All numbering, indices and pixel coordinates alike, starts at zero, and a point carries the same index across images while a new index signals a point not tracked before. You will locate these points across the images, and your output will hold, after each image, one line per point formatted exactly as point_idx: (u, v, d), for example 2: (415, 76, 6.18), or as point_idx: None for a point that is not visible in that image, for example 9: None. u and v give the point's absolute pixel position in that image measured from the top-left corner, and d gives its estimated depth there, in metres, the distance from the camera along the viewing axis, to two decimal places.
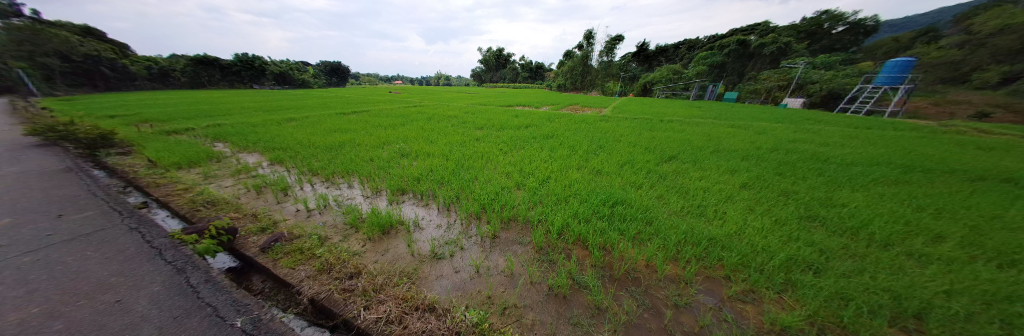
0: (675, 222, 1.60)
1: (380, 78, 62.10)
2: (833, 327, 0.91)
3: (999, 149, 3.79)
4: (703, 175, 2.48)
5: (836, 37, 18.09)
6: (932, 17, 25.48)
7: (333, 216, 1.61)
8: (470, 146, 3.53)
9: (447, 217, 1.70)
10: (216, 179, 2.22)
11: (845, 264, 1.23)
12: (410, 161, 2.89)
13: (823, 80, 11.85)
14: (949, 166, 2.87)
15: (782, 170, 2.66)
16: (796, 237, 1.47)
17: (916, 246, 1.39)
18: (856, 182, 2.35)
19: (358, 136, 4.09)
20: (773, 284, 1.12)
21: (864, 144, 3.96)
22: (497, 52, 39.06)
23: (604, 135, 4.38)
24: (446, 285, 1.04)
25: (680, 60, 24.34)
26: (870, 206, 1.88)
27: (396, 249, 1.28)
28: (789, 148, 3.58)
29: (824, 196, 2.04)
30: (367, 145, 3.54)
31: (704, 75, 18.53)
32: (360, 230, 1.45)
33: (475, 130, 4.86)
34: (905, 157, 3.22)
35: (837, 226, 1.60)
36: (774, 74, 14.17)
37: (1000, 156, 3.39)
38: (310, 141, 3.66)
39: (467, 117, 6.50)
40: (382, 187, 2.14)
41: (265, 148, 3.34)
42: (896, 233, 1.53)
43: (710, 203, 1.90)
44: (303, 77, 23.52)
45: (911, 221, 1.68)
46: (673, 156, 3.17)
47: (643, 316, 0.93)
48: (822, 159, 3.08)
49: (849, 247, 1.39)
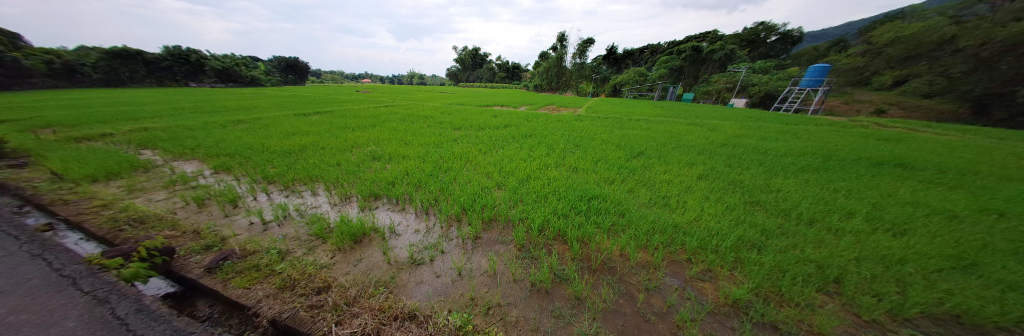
0: (645, 213, 1.73)
1: (346, 77, 57.70)
2: (773, 295, 1.07)
3: (892, 140, 4.66)
4: (668, 170, 2.70)
5: (770, 45, 20.88)
6: (842, 31, 30.51)
7: (296, 227, 1.47)
8: (447, 148, 3.43)
9: (425, 221, 1.65)
10: (145, 193, 1.91)
11: (782, 242, 1.43)
12: (383, 164, 2.74)
13: (762, 83, 13.62)
14: (857, 155, 3.46)
15: (732, 162, 3.00)
16: (743, 220, 1.68)
17: (834, 222, 1.67)
18: (788, 170, 2.75)
19: (322, 139, 3.77)
20: (726, 262, 1.27)
21: (794, 138, 4.62)
22: (474, 51, 38.81)
23: (579, 134, 4.57)
24: (428, 290, 1.01)
25: (644, 63, 26.24)
26: (799, 190, 2.21)
27: (371, 257, 1.22)
28: (736, 143, 4.05)
29: (763, 184, 2.35)
30: (332, 148, 3.26)
31: (665, 77, 20.18)
32: (328, 238, 1.35)
33: (452, 130, 4.75)
34: (826, 148, 3.81)
35: (774, 209, 1.86)
36: (722, 78, 15.85)
37: (892, 145, 4.15)
38: (264, 145, 3.30)
39: (444, 117, 6.33)
40: (354, 192, 2.02)
41: (207, 154, 2.94)
42: (818, 212, 1.82)
43: (673, 193, 2.09)
44: (253, 74, 21.10)
45: (828, 201, 2.01)
46: (642, 152, 3.41)
47: (619, 302, 1.00)
48: (762, 152, 3.54)
49: (783, 226, 1.63)
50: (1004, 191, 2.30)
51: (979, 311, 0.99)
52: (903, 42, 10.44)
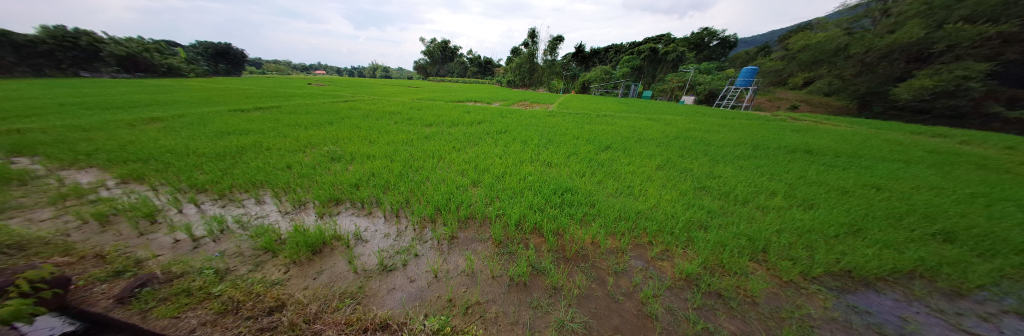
0: (612, 202, 1.86)
1: (295, 68, 50.95)
2: (717, 267, 1.24)
3: (803, 131, 5.63)
4: (631, 161, 2.92)
5: (712, 49, 23.68)
6: (767, 38, 35.83)
7: (237, 242, 1.28)
8: (418, 146, 3.26)
9: (395, 224, 1.55)
10: (15, 211, 1.47)
11: (724, 220, 1.66)
12: (345, 165, 2.50)
13: (706, 82, 15.40)
14: (780, 144, 4.10)
15: (685, 153, 3.36)
16: (693, 203, 1.91)
17: (761, 201, 1.98)
18: (729, 158, 3.17)
19: (268, 139, 3.30)
20: (680, 242, 1.44)
21: (732, 130, 5.33)
22: (443, 44, 37.17)
23: (551, 129, 4.70)
24: (402, 297, 0.96)
25: (609, 61, 27.77)
26: (736, 175, 2.56)
27: (334, 267, 1.11)
28: (687, 135, 4.54)
29: (709, 171, 2.68)
30: (282, 149, 2.88)
31: (628, 76, 21.66)
32: (279, 251, 1.20)
33: (423, 127, 4.52)
34: (757, 139, 4.46)
35: (717, 193, 2.13)
36: (675, 77, 17.56)
37: (803, 135, 5.02)
38: (192, 148, 2.78)
39: (413, 113, 5.98)
40: (311, 197, 1.82)
41: (111, 159, 2.39)
42: (751, 193, 2.14)
43: (636, 183, 2.28)
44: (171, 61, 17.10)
45: (758, 183, 2.37)
46: (609, 146, 3.64)
47: (591, 287, 1.07)
48: (708, 143, 4.03)
49: (724, 207, 1.88)
50: (877, 169, 2.94)
51: (862, 265, 1.26)
52: (810, 49, 12.06)
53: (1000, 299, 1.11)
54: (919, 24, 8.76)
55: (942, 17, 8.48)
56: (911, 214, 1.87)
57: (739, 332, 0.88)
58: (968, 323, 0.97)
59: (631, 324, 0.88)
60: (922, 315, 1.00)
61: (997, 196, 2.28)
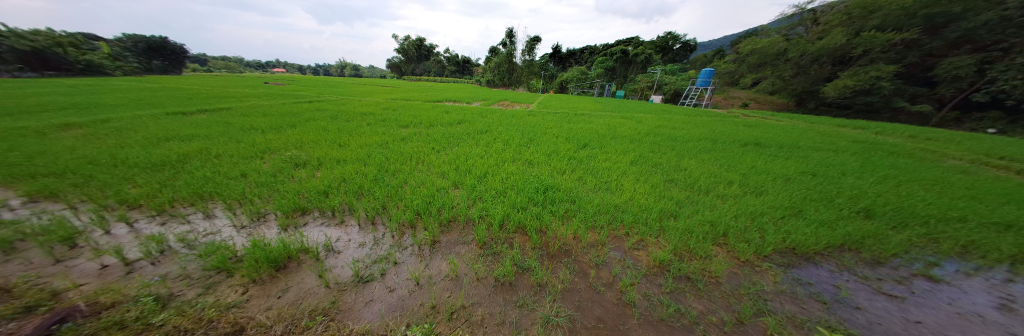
0: (591, 197, 1.93)
1: (247, 65, 45.81)
2: (685, 253, 1.34)
3: (754, 126, 6.28)
4: (608, 158, 3.05)
5: (676, 52, 25.61)
6: (721, 43, 39.66)
7: (182, 263, 1.11)
8: (394, 148, 3.11)
9: (371, 232, 1.47)
10: None
11: (690, 209, 1.80)
12: (311, 171, 2.32)
13: (672, 83, 16.57)
14: (738, 138, 4.53)
15: (655, 148, 3.59)
16: (663, 194, 2.05)
17: (722, 190, 2.18)
18: (692, 152, 3.45)
19: (219, 145, 2.95)
20: (652, 231, 1.54)
21: (696, 127, 5.78)
22: (418, 42, 35.91)
23: (532, 128, 4.77)
24: (381, 308, 0.91)
25: (585, 62, 28.79)
26: (700, 168, 2.79)
27: (302, 284, 1.02)
28: (657, 132, 4.84)
29: (677, 164, 2.89)
30: (235, 156, 2.58)
31: (602, 76, 22.58)
32: (236, 270, 1.07)
33: (398, 128, 4.33)
34: (718, 134, 4.87)
35: (685, 184, 2.31)
36: (645, 77, 18.69)
37: (755, 130, 5.60)
38: (121, 157, 2.40)
39: (388, 114, 5.70)
40: (272, 207, 1.66)
41: (8, 173, 1.97)
42: (713, 183, 2.35)
43: (613, 178, 2.38)
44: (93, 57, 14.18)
45: (719, 174, 2.61)
46: (587, 144, 3.76)
47: (575, 281, 1.10)
48: (676, 138, 4.33)
49: (691, 196, 2.05)
50: (814, 158, 3.38)
51: (803, 242, 1.45)
52: (756, 53, 13.33)
53: (907, 264, 1.33)
54: (844, 31, 10.33)
55: (860, 26, 10.22)
56: (839, 195, 2.17)
57: (705, 311, 0.97)
58: (886, 286, 1.16)
59: (612, 313, 0.92)
60: (851, 282, 1.18)
61: (903, 177, 2.74)
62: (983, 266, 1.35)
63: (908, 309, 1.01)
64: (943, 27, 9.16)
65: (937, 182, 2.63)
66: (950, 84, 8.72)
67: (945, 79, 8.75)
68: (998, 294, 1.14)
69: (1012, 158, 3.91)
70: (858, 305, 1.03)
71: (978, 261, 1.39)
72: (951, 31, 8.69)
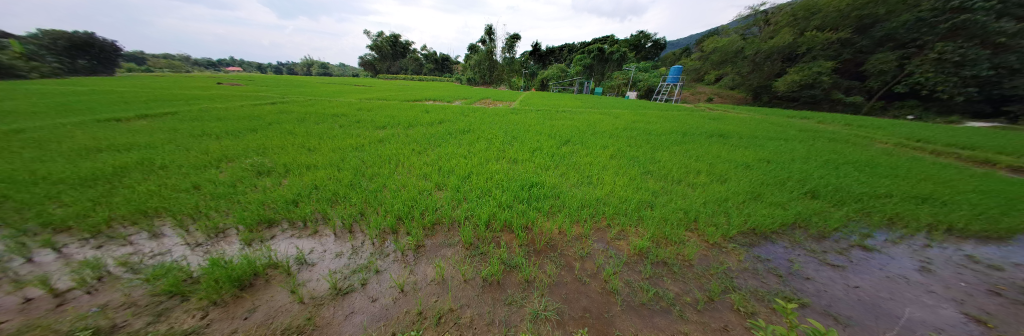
0: (575, 192, 1.99)
1: (196, 64, 40.96)
2: (662, 240, 1.43)
3: (719, 119, 6.80)
4: (589, 153, 3.14)
5: (647, 50, 27.01)
6: (686, 42, 42.55)
7: (125, 290, 0.98)
8: (371, 150, 2.98)
9: (349, 241, 1.39)
10: None
11: (665, 198, 1.92)
12: (278, 179, 2.15)
13: (646, 80, 17.44)
14: (706, 131, 4.85)
15: (632, 142, 3.76)
16: (640, 186, 2.16)
17: (693, 180, 2.34)
18: (665, 145, 3.66)
19: (164, 154, 2.64)
20: (632, 221, 1.61)
21: (669, 121, 6.11)
22: (393, 39, 34.44)
23: (515, 126, 4.78)
24: (364, 319, 0.87)
25: (564, 60, 29.41)
26: (673, 159, 2.97)
27: (272, 301, 0.94)
28: (634, 127, 5.07)
29: (653, 157, 3.04)
30: (185, 166, 2.32)
31: (581, 73, 23.19)
32: (193, 293, 0.96)
33: (375, 130, 4.13)
34: (688, 127, 5.20)
35: (661, 176, 2.44)
36: (620, 74, 19.52)
37: (720, 122, 6.05)
38: (39, 172, 2.06)
39: (362, 115, 5.42)
40: (233, 221, 1.51)
41: None
42: (685, 174, 2.50)
43: (594, 173, 2.46)
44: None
45: (690, 165, 2.78)
46: (569, 140, 3.85)
47: (562, 275, 1.12)
48: (651, 133, 4.55)
49: (667, 187, 2.17)
50: (769, 146, 3.74)
51: (762, 223, 1.60)
52: (718, 51, 14.27)
53: (846, 236, 1.53)
54: (791, 31, 11.62)
55: (804, 26, 11.51)
56: (791, 179, 2.43)
57: (681, 292, 1.04)
58: (830, 257, 1.32)
59: (598, 302, 0.96)
60: (801, 256, 1.33)
61: (842, 160, 3.12)
62: (904, 234, 1.59)
63: (848, 276, 1.17)
64: (870, 27, 10.54)
65: (869, 163, 3.04)
66: (878, 77, 10.01)
67: (873, 73, 10.06)
68: (916, 257, 1.34)
69: (926, 140, 4.57)
70: (807, 276, 1.15)
71: (902, 230, 1.63)
72: (877, 31, 10.09)
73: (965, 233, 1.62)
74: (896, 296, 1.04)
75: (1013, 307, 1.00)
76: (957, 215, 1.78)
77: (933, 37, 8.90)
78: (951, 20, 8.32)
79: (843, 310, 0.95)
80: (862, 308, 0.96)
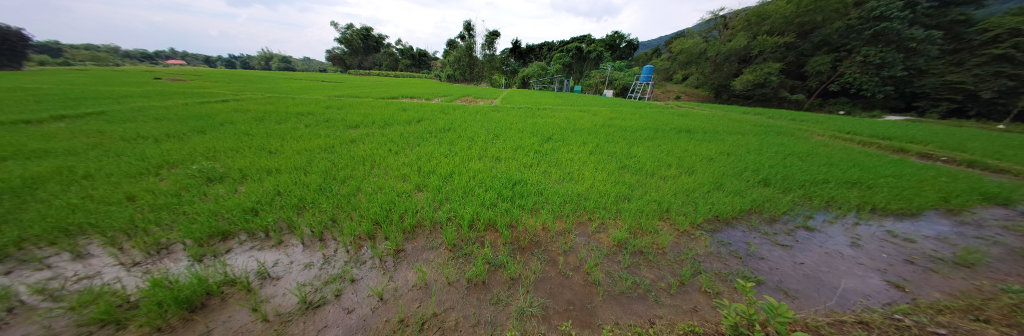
0: (557, 188, 2.03)
1: (127, 56, 35.51)
2: (636, 230, 1.51)
3: (686, 116, 7.28)
4: (569, 150, 3.22)
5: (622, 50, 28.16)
6: (655, 44, 45.03)
7: (42, 322, 0.82)
8: (343, 151, 2.80)
9: (320, 250, 1.29)
10: None
11: (640, 191, 2.02)
12: (234, 185, 1.94)
13: (621, 78, 18.19)
14: (676, 127, 5.16)
15: (609, 139, 3.90)
16: (617, 180, 2.25)
17: (665, 173, 2.47)
18: (639, 141, 3.85)
19: (87, 161, 2.26)
20: (610, 214, 1.68)
21: (642, 117, 6.41)
22: (365, 32, 32.50)
23: (496, 124, 4.76)
24: (339, 332, 0.82)
25: (543, 58, 29.75)
26: (647, 154, 3.12)
27: (230, 322, 0.85)
28: (611, 124, 5.25)
29: (629, 152, 3.18)
30: (116, 175, 2.01)
31: (560, 72, 23.58)
32: (131, 320, 0.83)
33: (347, 130, 3.87)
34: (660, 124, 5.49)
35: (637, 170, 2.54)
36: (598, 73, 20.15)
37: (687, 119, 6.45)
38: None
39: (331, 114, 5.06)
40: (178, 235, 1.34)
41: None
42: (658, 168, 2.64)
43: (574, 168, 2.53)
44: None
45: (663, 159, 2.94)
46: (550, 137, 3.91)
47: (546, 271, 1.14)
48: (628, 129, 4.74)
49: (642, 180, 2.28)
50: (730, 140, 4.08)
51: (724, 210, 1.74)
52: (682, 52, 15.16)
53: (793, 219, 1.73)
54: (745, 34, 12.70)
55: (756, 30, 12.70)
56: (749, 169, 2.67)
57: (657, 279, 1.10)
58: (780, 238, 1.48)
59: (581, 294, 0.99)
60: (757, 238, 1.47)
61: (789, 152, 3.48)
62: (838, 214, 1.83)
63: (795, 254, 1.32)
64: (810, 32, 11.93)
65: (811, 154, 3.44)
66: (816, 77, 11.33)
67: (813, 73, 11.38)
68: (849, 234, 1.55)
69: (856, 132, 5.26)
70: (762, 256, 1.29)
71: (837, 211, 1.88)
72: (816, 36, 11.46)
73: (885, 211, 1.90)
74: (833, 269, 1.19)
75: (923, 273, 1.19)
76: (879, 196, 2.09)
77: (860, 42, 10.24)
78: (874, 28, 9.68)
79: (792, 284, 1.06)
80: (807, 281, 1.09)
